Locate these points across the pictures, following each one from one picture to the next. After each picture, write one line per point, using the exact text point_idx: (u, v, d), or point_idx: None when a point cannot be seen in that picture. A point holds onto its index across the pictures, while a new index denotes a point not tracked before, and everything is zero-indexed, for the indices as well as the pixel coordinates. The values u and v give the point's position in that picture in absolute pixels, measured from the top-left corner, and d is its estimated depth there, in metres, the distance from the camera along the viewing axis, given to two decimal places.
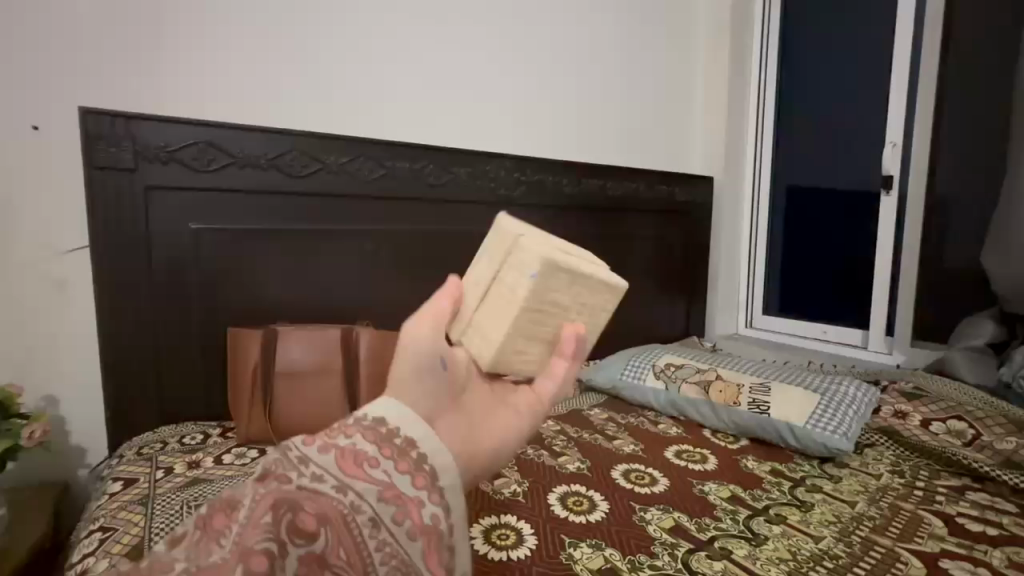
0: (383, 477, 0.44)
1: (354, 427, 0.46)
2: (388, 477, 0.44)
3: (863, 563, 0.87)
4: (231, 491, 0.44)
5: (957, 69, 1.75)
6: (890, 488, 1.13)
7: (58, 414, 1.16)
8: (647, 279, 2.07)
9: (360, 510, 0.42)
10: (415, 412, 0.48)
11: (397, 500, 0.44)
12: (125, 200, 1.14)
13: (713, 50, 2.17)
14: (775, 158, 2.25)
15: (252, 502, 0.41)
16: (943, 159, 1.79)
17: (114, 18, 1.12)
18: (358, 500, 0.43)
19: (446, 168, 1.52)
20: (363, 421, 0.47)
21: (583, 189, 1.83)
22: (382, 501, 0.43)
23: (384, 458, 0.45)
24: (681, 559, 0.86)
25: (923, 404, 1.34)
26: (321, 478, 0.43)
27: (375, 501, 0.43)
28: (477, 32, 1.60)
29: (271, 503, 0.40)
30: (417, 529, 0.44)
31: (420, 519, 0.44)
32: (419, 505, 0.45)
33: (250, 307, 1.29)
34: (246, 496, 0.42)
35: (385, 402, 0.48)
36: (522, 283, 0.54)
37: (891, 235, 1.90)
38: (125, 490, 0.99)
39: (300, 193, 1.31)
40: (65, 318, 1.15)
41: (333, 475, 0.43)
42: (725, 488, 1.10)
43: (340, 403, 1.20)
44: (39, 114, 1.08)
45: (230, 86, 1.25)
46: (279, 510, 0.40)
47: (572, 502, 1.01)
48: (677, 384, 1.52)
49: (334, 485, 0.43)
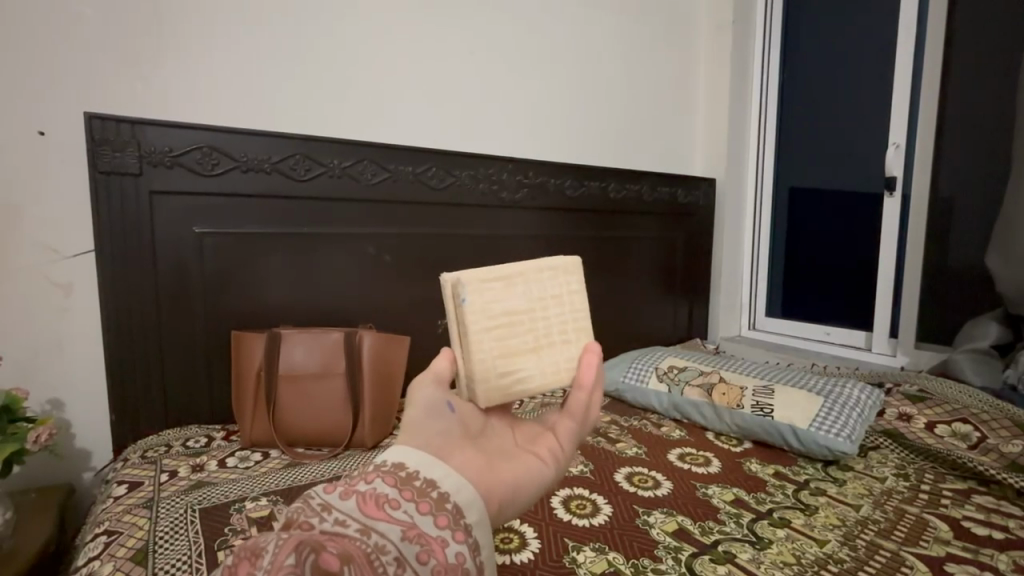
0: (405, 518, 0.45)
1: (375, 473, 0.48)
2: (409, 517, 0.46)
3: (869, 567, 0.87)
4: (252, 542, 0.42)
5: (960, 66, 1.72)
6: (895, 491, 1.13)
7: (63, 418, 1.16)
8: (650, 281, 2.07)
9: (385, 551, 0.43)
10: (430, 452, 0.52)
11: (420, 540, 0.45)
12: (130, 206, 1.14)
13: (715, 51, 2.17)
14: (777, 160, 2.26)
15: (275, 547, 0.40)
16: (945, 158, 1.76)
17: (118, 20, 1.13)
18: (382, 541, 0.43)
19: (449, 171, 1.53)
20: (383, 467, 0.49)
21: (585, 191, 1.83)
22: (406, 540, 0.44)
23: (405, 500, 0.47)
24: (685, 563, 0.86)
25: (927, 407, 1.35)
26: (344, 523, 0.44)
27: (399, 540, 0.44)
28: (478, 34, 1.61)
29: (294, 544, 0.40)
30: (442, 569, 0.44)
31: (444, 558, 0.45)
32: (444, 545, 0.46)
33: (254, 309, 1.30)
34: (269, 542, 0.41)
35: (403, 450, 0.52)
36: (461, 314, 0.62)
37: (894, 237, 1.90)
38: (129, 493, 0.99)
39: (303, 197, 1.31)
40: (71, 323, 1.15)
41: (355, 519, 0.44)
42: (729, 492, 1.10)
43: (344, 405, 1.20)
44: (45, 119, 1.09)
45: (233, 89, 1.26)
46: (301, 552, 0.39)
47: (575, 505, 1.02)
48: (680, 386, 1.52)
49: (357, 528, 0.43)
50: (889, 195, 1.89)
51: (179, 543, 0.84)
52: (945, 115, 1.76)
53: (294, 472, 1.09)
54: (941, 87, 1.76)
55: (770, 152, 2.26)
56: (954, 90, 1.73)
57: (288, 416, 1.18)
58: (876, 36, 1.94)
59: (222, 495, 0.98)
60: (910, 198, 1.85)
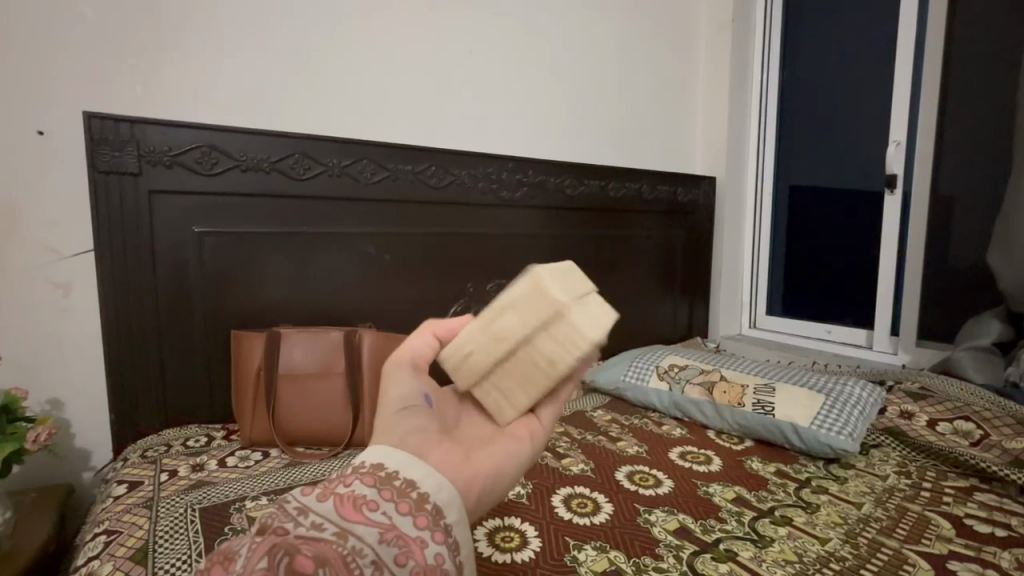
0: (383, 519, 0.46)
1: (354, 476, 0.49)
2: (388, 518, 0.47)
3: (871, 565, 0.86)
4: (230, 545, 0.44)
5: (961, 63, 1.71)
6: (897, 489, 1.12)
7: (62, 418, 1.16)
8: (650, 280, 2.07)
9: (363, 553, 0.43)
10: (408, 452, 0.53)
11: (398, 541, 0.45)
12: (129, 207, 1.14)
13: (715, 50, 2.17)
14: (777, 158, 2.26)
15: (249, 550, 0.41)
16: (947, 155, 1.76)
17: (117, 21, 1.13)
18: (359, 544, 0.44)
19: (448, 170, 1.52)
20: (362, 468, 0.50)
21: (585, 190, 1.83)
22: (384, 543, 0.45)
23: (383, 500, 0.48)
24: (686, 561, 0.85)
25: (930, 405, 1.35)
26: (321, 526, 0.44)
27: (376, 542, 0.44)
28: (478, 34, 1.61)
29: (267, 548, 0.40)
30: (421, 569, 0.45)
31: (423, 558, 0.45)
32: (422, 545, 0.46)
33: (253, 309, 1.29)
34: (243, 546, 0.43)
35: (380, 451, 0.53)
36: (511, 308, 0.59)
37: (895, 236, 1.90)
38: (129, 493, 0.99)
39: (301, 196, 1.31)
40: (69, 323, 1.15)
41: (333, 521, 0.45)
42: (730, 490, 1.10)
43: (343, 405, 1.20)
44: (43, 118, 1.09)
45: (231, 89, 1.26)
46: (274, 555, 0.40)
47: (576, 504, 1.01)
48: (680, 385, 1.51)
49: (334, 531, 0.44)
50: (889, 192, 1.89)
51: (179, 543, 0.84)
52: (945, 113, 1.75)
53: (293, 471, 1.08)
54: (942, 84, 1.75)
55: (770, 150, 2.26)
56: (955, 87, 1.73)
57: (288, 416, 1.18)
58: (876, 34, 1.93)
59: (222, 495, 0.98)
60: (910, 196, 1.85)
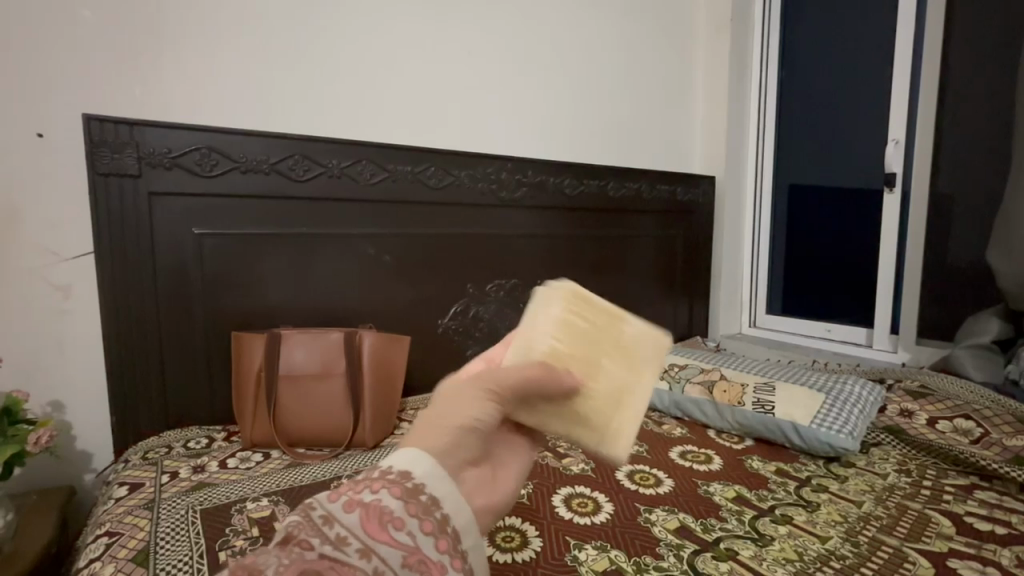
0: (407, 542, 0.46)
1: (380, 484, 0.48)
2: (412, 540, 0.47)
3: (871, 564, 0.87)
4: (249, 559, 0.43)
5: (959, 61, 1.71)
6: (897, 487, 1.12)
7: (64, 420, 1.17)
8: (649, 280, 2.07)
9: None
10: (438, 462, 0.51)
11: (420, 566, 0.46)
12: (129, 209, 1.14)
13: (714, 48, 2.17)
14: (776, 157, 2.26)
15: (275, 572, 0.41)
16: (946, 153, 1.75)
17: (115, 23, 1.13)
18: (382, 566, 0.45)
19: (447, 171, 1.52)
20: (388, 474, 0.49)
21: (584, 190, 1.83)
22: (406, 567, 0.46)
23: (409, 517, 0.47)
24: (687, 561, 0.86)
25: (930, 404, 1.36)
26: (345, 542, 0.45)
27: (399, 567, 0.45)
28: (477, 33, 1.61)
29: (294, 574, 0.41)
30: None
31: None
32: (443, 571, 0.47)
33: (253, 310, 1.29)
34: (269, 565, 0.42)
35: (409, 455, 0.51)
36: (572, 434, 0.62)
37: (894, 234, 1.90)
38: (131, 494, 0.99)
39: (301, 198, 1.31)
40: (70, 326, 1.15)
41: (357, 536, 0.45)
42: (730, 489, 1.10)
43: (344, 406, 1.20)
44: (43, 121, 1.09)
45: (230, 91, 1.26)
46: None
47: (577, 504, 1.01)
48: (681, 384, 1.52)
49: (358, 549, 0.45)
50: (889, 191, 1.89)
51: (180, 544, 0.84)
52: (944, 111, 1.75)
53: (294, 472, 1.09)
54: (941, 82, 1.75)
55: (769, 149, 2.27)
56: (953, 85, 1.73)
57: (289, 416, 1.18)
58: (875, 33, 1.93)
59: (224, 496, 0.98)
60: (909, 195, 1.85)
